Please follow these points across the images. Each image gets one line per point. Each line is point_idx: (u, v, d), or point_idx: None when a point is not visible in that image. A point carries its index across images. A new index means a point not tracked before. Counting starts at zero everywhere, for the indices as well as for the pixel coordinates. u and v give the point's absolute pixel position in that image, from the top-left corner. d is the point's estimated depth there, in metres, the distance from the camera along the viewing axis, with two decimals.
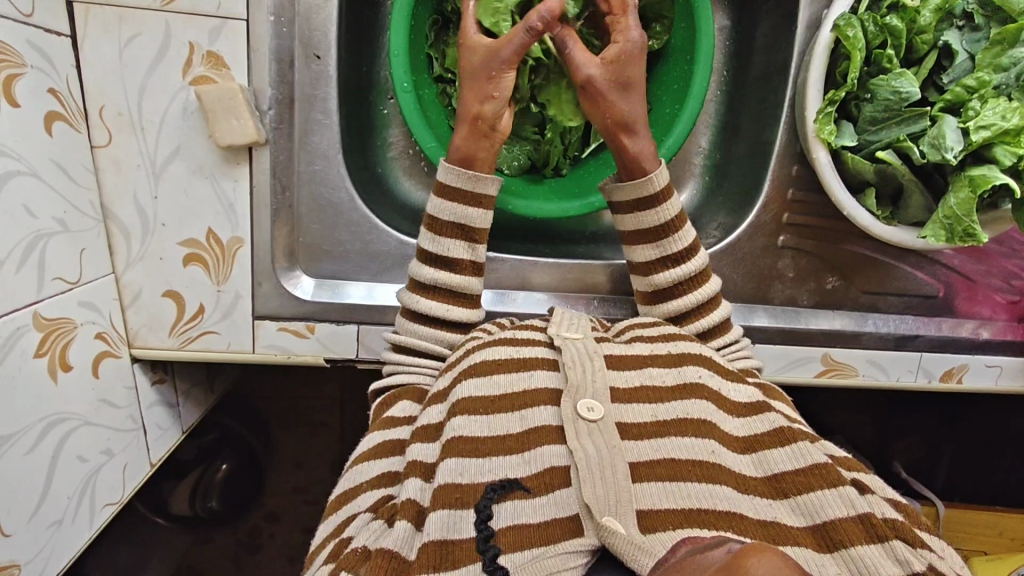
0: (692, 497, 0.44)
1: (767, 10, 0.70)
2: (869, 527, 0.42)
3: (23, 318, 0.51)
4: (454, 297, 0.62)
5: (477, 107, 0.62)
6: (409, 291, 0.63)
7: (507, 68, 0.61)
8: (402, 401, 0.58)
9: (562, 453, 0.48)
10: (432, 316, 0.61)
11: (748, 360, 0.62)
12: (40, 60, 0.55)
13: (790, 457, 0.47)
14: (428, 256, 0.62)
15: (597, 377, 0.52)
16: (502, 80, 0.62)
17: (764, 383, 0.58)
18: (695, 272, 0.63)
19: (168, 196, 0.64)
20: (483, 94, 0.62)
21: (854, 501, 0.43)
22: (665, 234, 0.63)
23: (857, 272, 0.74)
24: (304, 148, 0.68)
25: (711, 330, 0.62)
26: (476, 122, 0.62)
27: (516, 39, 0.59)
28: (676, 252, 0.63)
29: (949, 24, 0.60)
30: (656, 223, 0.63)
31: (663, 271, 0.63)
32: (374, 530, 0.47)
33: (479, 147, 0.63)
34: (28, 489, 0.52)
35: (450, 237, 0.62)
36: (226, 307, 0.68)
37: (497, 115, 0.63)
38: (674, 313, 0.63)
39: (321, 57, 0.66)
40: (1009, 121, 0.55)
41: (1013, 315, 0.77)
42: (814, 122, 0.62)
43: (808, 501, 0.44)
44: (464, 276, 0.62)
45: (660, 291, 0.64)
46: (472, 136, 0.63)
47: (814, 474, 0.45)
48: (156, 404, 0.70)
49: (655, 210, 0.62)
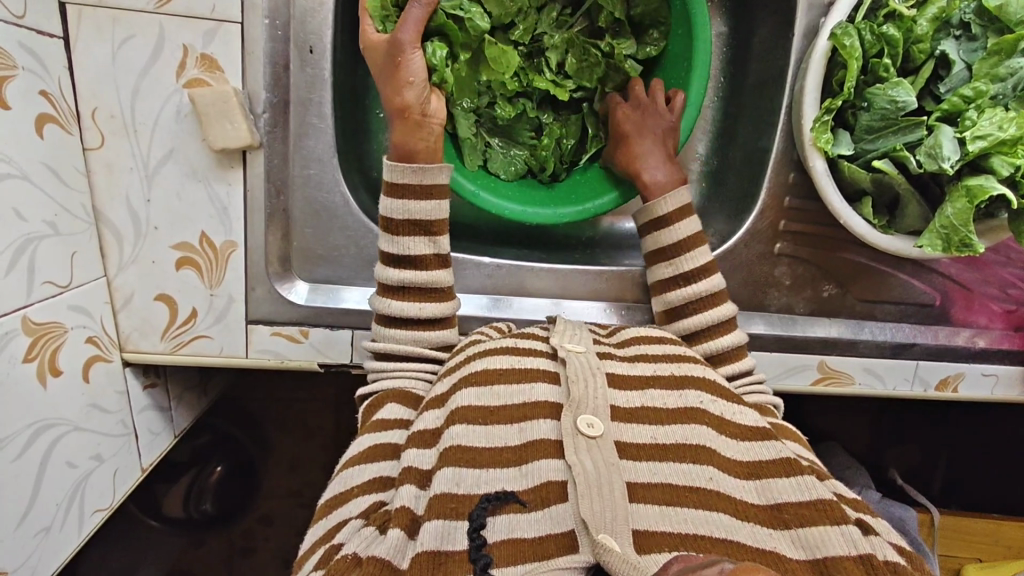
0: (690, 522, 0.44)
1: (766, 15, 0.70)
2: (869, 567, 0.41)
3: (12, 322, 0.51)
4: (423, 295, 0.62)
5: (403, 96, 0.61)
6: (379, 296, 0.62)
7: (412, 50, 0.59)
8: (390, 404, 0.58)
9: (559, 468, 0.47)
10: (405, 318, 0.61)
11: (763, 394, 0.62)
12: (30, 62, 0.54)
13: (794, 489, 0.47)
14: (391, 258, 0.62)
15: (599, 394, 0.52)
16: (411, 59, 0.59)
17: (779, 423, 0.58)
18: (705, 292, 0.64)
19: (160, 199, 0.64)
20: (399, 83, 0.60)
21: (857, 541, 0.43)
22: (679, 252, 0.66)
23: (853, 280, 0.74)
24: (298, 152, 0.67)
25: (718, 355, 0.63)
26: (405, 113, 0.61)
27: (412, 17, 0.58)
28: (689, 271, 0.65)
29: (946, 33, 0.60)
30: (672, 241, 0.66)
31: (677, 289, 0.66)
32: (365, 536, 0.46)
33: (413, 139, 0.62)
34: (16, 497, 0.51)
35: (408, 236, 0.61)
36: (219, 311, 0.67)
37: (421, 102, 0.61)
38: (693, 332, 0.64)
39: (314, 50, 0.65)
40: (1006, 131, 0.55)
41: (1009, 325, 0.77)
42: (811, 131, 0.62)
43: (810, 535, 0.44)
44: (431, 272, 0.62)
45: (676, 309, 0.66)
46: (405, 128, 0.62)
47: (820, 510, 0.45)
48: (147, 409, 0.69)
49: (669, 229, 0.66)
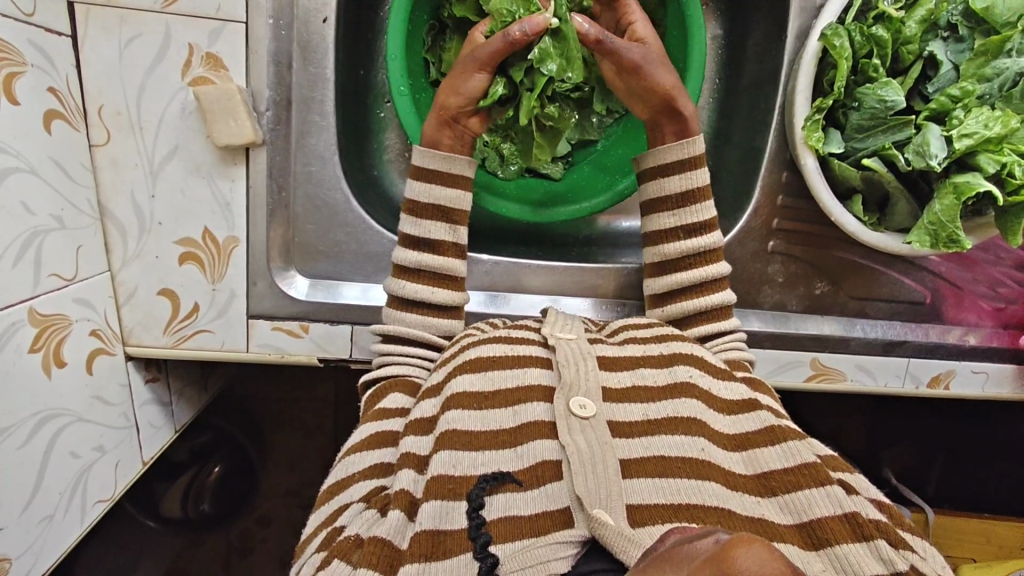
0: (685, 491, 0.45)
1: (759, 17, 0.72)
2: (856, 527, 0.42)
3: (19, 313, 0.52)
4: (437, 280, 0.63)
5: (445, 97, 0.63)
6: (394, 278, 0.63)
7: (476, 72, 0.61)
8: (394, 393, 0.59)
9: (554, 448, 0.48)
10: (417, 301, 0.62)
11: (738, 352, 0.61)
12: (40, 59, 0.55)
13: (780, 457, 0.48)
14: (411, 240, 0.63)
15: (591, 376, 0.53)
16: (468, 78, 0.62)
17: (751, 377, 0.58)
18: (705, 248, 0.63)
19: (165, 195, 0.65)
20: (450, 88, 0.63)
21: (842, 501, 0.44)
22: (685, 204, 0.64)
23: (845, 277, 0.75)
24: (300, 149, 0.68)
25: (706, 313, 0.63)
26: (441, 111, 0.64)
27: (493, 45, 0.60)
28: (690, 225, 0.64)
29: (934, 35, 0.61)
30: (680, 188, 0.64)
31: (675, 241, 0.64)
32: (367, 518, 0.47)
33: (439, 135, 0.64)
34: (20, 483, 0.52)
35: (429, 219, 0.63)
36: (220, 306, 0.68)
37: (461, 111, 0.63)
38: (675, 290, 0.64)
39: (327, 20, 0.66)
40: (992, 130, 0.56)
41: (999, 322, 0.78)
42: (802, 129, 0.63)
43: (796, 500, 0.45)
44: (445, 258, 0.63)
45: (667, 262, 0.65)
46: (437, 124, 0.64)
47: (803, 473, 0.46)
48: (148, 403, 0.70)
49: (680, 176, 0.64)
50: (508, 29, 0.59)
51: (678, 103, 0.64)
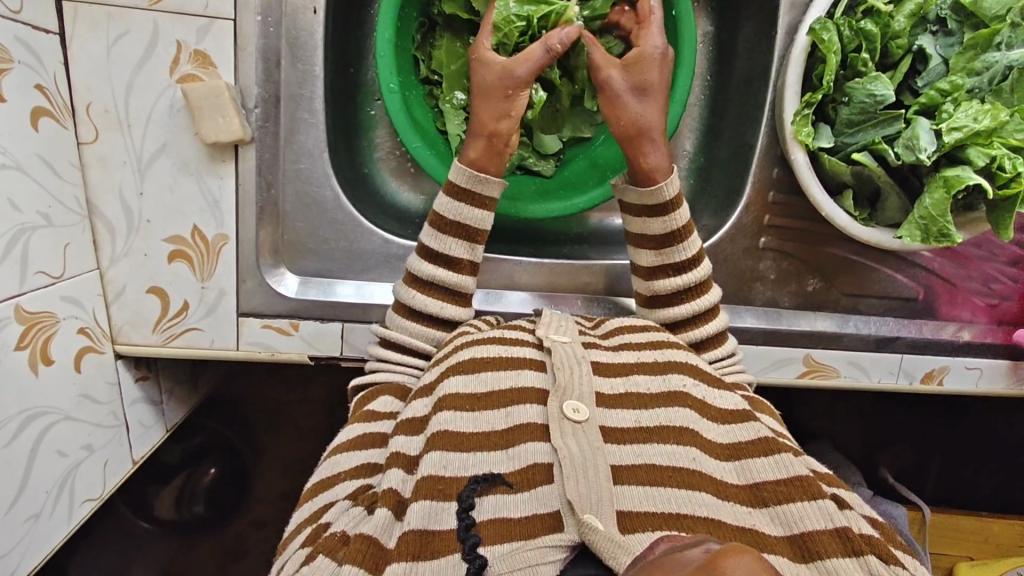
0: (673, 501, 0.45)
1: (750, 13, 0.71)
2: (846, 541, 0.42)
3: (5, 310, 0.51)
4: (448, 295, 0.62)
5: (494, 123, 0.62)
6: (405, 286, 0.62)
7: (524, 88, 0.62)
8: (384, 397, 0.59)
9: (544, 451, 0.48)
10: (426, 314, 0.61)
11: (740, 375, 0.63)
12: (27, 56, 0.55)
13: (771, 467, 0.48)
14: (428, 252, 0.62)
15: (584, 380, 0.53)
16: (518, 98, 0.62)
17: (754, 397, 0.59)
18: (697, 282, 0.63)
19: (153, 193, 0.65)
20: (501, 112, 0.62)
21: (832, 514, 0.43)
22: (670, 243, 0.63)
23: (837, 274, 0.75)
24: (289, 146, 0.68)
25: (706, 342, 0.63)
26: (492, 139, 0.62)
27: (534, 59, 0.61)
28: (680, 261, 0.63)
29: (923, 29, 0.61)
30: (664, 231, 0.63)
31: (666, 278, 0.63)
32: (353, 515, 0.47)
33: (490, 162, 0.63)
34: (6, 482, 0.52)
35: (452, 237, 0.62)
36: (209, 304, 0.68)
37: (512, 135, 0.63)
38: (676, 322, 0.64)
39: (315, 11, 0.65)
40: (980, 123, 0.56)
41: (993, 318, 0.78)
42: (791, 124, 0.63)
43: (787, 511, 0.45)
44: (461, 276, 0.62)
45: (660, 297, 0.64)
46: (486, 150, 0.63)
47: (794, 485, 0.46)
48: (138, 402, 0.70)
49: (664, 218, 0.62)
50: (548, 39, 0.60)
51: (643, 145, 0.62)
